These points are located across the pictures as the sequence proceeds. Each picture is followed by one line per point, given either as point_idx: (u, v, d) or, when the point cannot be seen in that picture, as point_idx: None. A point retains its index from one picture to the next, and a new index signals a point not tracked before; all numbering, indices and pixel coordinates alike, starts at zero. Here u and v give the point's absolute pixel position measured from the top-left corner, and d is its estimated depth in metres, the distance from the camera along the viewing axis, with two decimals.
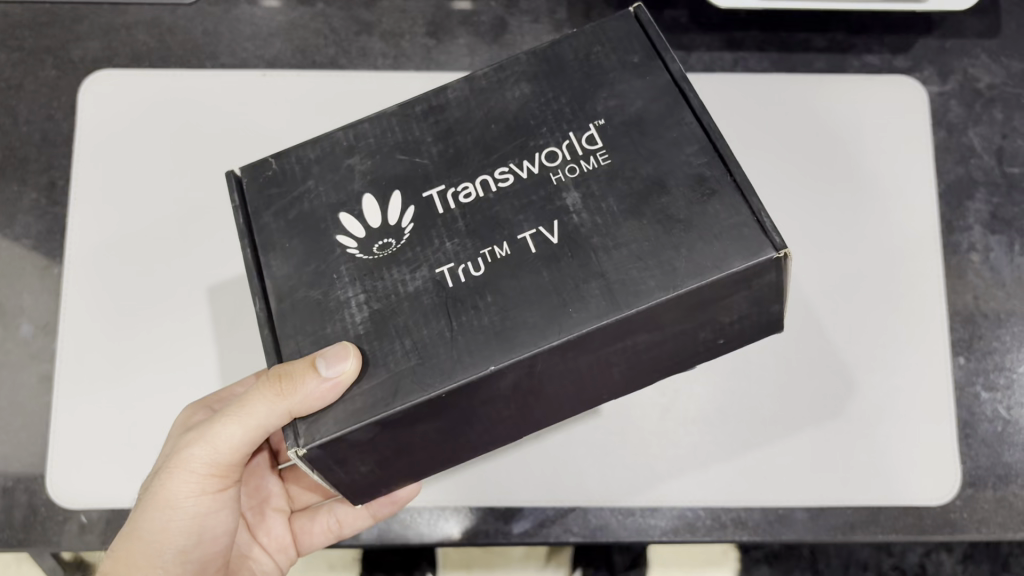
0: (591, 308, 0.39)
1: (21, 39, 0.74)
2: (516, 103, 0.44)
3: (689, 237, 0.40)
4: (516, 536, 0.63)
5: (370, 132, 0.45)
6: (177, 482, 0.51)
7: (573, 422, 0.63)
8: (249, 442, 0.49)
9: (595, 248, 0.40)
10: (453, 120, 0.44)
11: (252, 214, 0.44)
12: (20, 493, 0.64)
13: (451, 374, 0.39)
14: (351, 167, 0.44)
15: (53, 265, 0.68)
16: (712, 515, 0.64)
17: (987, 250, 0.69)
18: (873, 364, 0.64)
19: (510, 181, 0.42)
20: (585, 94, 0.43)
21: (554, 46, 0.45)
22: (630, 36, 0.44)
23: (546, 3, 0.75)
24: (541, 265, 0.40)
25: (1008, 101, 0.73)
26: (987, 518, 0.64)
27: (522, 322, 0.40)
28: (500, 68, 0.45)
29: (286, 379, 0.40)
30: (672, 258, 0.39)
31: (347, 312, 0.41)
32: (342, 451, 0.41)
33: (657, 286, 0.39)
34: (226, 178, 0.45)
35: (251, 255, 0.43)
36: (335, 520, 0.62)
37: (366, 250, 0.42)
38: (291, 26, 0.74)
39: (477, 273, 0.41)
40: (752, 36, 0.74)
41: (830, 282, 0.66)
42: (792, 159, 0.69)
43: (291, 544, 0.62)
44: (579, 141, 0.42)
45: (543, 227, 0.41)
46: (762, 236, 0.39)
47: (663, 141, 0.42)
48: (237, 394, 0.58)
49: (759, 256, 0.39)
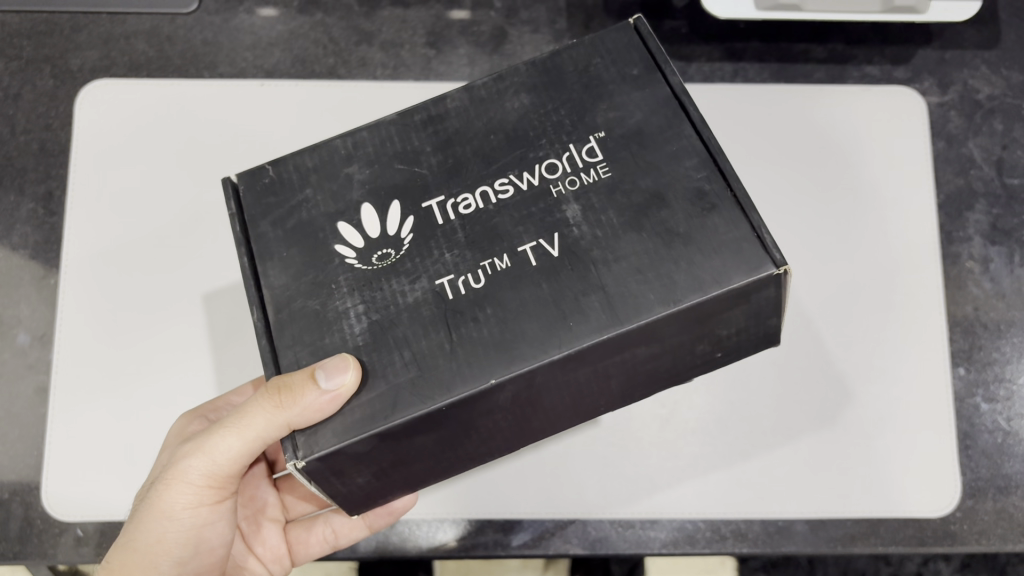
0: (592, 322, 0.39)
1: (20, 48, 0.74)
2: (516, 114, 0.44)
3: (689, 252, 0.40)
4: (515, 548, 0.63)
5: (368, 141, 0.45)
6: (173, 493, 0.50)
7: (571, 433, 0.63)
8: (245, 453, 0.49)
9: (596, 262, 0.40)
10: (453, 130, 0.44)
11: (250, 223, 0.44)
12: (15, 505, 0.63)
13: (451, 387, 0.39)
14: (349, 177, 0.44)
15: (49, 274, 0.68)
16: (711, 527, 0.63)
17: (987, 260, 0.69)
18: (869, 373, 0.64)
19: (510, 191, 0.42)
20: (584, 105, 0.43)
21: (553, 56, 0.45)
22: (630, 47, 0.44)
23: (546, 13, 0.75)
24: (541, 278, 0.40)
25: (1008, 112, 0.73)
26: (987, 530, 0.64)
27: (521, 336, 0.39)
28: (499, 78, 0.45)
29: (285, 392, 0.40)
30: (672, 273, 0.39)
31: (346, 324, 0.41)
32: (340, 463, 0.41)
33: (657, 300, 0.39)
34: (224, 186, 0.45)
35: (248, 265, 0.43)
36: (330, 530, 0.61)
37: (365, 260, 0.42)
38: (291, 35, 0.74)
39: (478, 285, 0.41)
40: (752, 46, 0.74)
41: (830, 290, 0.66)
42: (792, 168, 0.69)
43: (286, 554, 0.61)
44: (579, 153, 0.42)
45: (544, 239, 0.41)
46: (762, 251, 0.39)
47: (663, 154, 0.42)
48: (234, 403, 0.58)
49: (760, 272, 0.39)
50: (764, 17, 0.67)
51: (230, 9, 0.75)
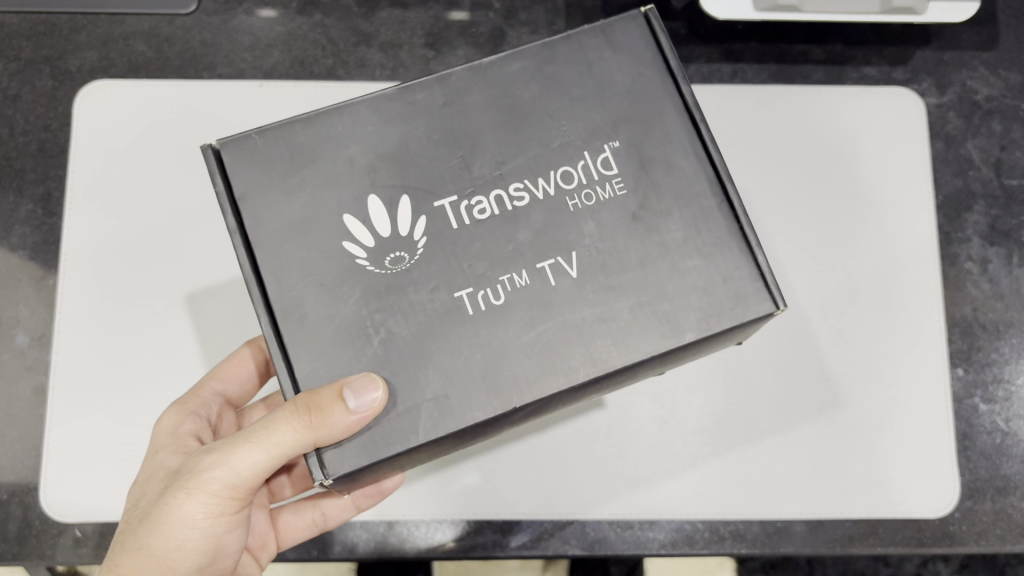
0: (605, 349, 0.41)
1: (17, 48, 0.74)
2: (528, 105, 0.43)
3: (700, 284, 0.41)
4: (514, 548, 0.63)
5: (367, 120, 0.43)
6: (193, 504, 0.47)
7: (568, 432, 0.63)
8: (270, 467, 0.46)
9: (612, 286, 0.41)
10: (460, 117, 0.43)
11: (240, 202, 0.41)
12: (14, 506, 0.63)
13: (469, 408, 0.40)
14: (350, 158, 0.42)
15: (48, 274, 0.68)
16: (710, 527, 0.63)
17: (985, 261, 0.69)
18: (862, 375, 0.64)
19: (526, 199, 0.42)
20: (595, 105, 0.43)
21: (562, 44, 0.44)
22: (641, 43, 0.44)
23: (545, 15, 0.75)
24: (559, 299, 0.41)
25: (1006, 113, 0.73)
26: (986, 530, 0.64)
27: (540, 359, 0.40)
28: (506, 63, 0.43)
29: (316, 411, 0.38)
30: (684, 307, 0.41)
31: (364, 334, 0.40)
32: (360, 475, 0.41)
33: (668, 331, 0.41)
34: (204, 153, 0.42)
35: (246, 255, 0.41)
36: (320, 514, 0.60)
37: (378, 263, 0.41)
38: (290, 36, 0.74)
39: (497, 302, 0.41)
40: (751, 48, 0.74)
41: (840, 297, 0.66)
42: (802, 173, 0.69)
43: (272, 539, 0.60)
44: (595, 163, 0.42)
45: (562, 258, 0.41)
46: (764, 290, 0.41)
47: (677, 176, 0.42)
48: (216, 390, 0.59)
49: (762, 311, 0.41)
50: (763, 18, 0.67)
51: (229, 9, 0.75)
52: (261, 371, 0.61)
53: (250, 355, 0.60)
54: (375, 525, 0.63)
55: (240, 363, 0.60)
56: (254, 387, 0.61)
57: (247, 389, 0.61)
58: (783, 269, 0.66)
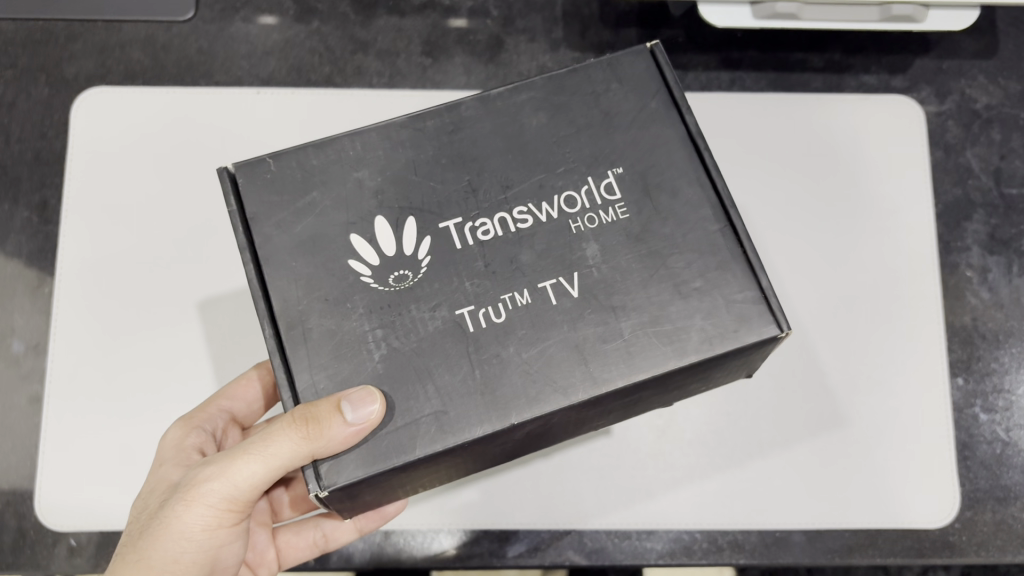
0: (608, 368, 0.40)
1: (13, 57, 0.73)
2: (534, 132, 0.43)
3: (704, 306, 0.41)
4: (511, 559, 0.62)
5: (378, 141, 0.43)
6: (192, 515, 0.47)
7: (572, 442, 0.63)
8: (268, 479, 0.46)
9: (616, 307, 0.41)
10: (468, 142, 0.43)
11: (251, 221, 0.42)
12: (8, 515, 0.63)
13: (467, 428, 0.39)
14: (359, 181, 0.42)
15: (43, 283, 0.68)
16: (708, 538, 0.63)
17: (984, 270, 0.69)
18: (860, 385, 0.64)
19: (529, 221, 0.42)
20: (601, 135, 0.43)
21: (570, 74, 0.44)
22: (647, 76, 0.44)
23: (543, 23, 0.75)
24: (562, 319, 0.41)
25: (1005, 122, 0.73)
26: (986, 541, 0.63)
27: (540, 380, 0.40)
28: (513, 90, 0.44)
29: (312, 423, 0.38)
30: (687, 327, 0.40)
31: (364, 350, 0.40)
32: (357, 491, 0.40)
33: (673, 352, 0.40)
34: (219, 174, 0.42)
35: (253, 274, 0.41)
36: (321, 534, 0.60)
37: (382, 281, 0.41)
38: (287, 44, 0.74)
39: (498, 320, 0.41)
40: (749, 56, 0.74)
41: (842, 311, 0.65)
42: (806, 184, 0.68)
43: (274, 558, 0.59)
44: (598, 188, 0.42)
45: (563, 279, 0.41)
46: (769, 314, 0.41)
47: (681, 201, 0.42)
48: (223, 407, 0.59)
49: (767, 333, 0.40)
50: (763, 26, 0.66)
51: (226, 17, 0.75)
52: (268, 393, 0.61)
53: (258, 376, 0.60)
54: (372, 535, 0.63)
55: (247, 384, 0.59)
56: (261, 407, 0.61)
57: (254, 408, 0.61)
58: (786, 283, 0.66)
